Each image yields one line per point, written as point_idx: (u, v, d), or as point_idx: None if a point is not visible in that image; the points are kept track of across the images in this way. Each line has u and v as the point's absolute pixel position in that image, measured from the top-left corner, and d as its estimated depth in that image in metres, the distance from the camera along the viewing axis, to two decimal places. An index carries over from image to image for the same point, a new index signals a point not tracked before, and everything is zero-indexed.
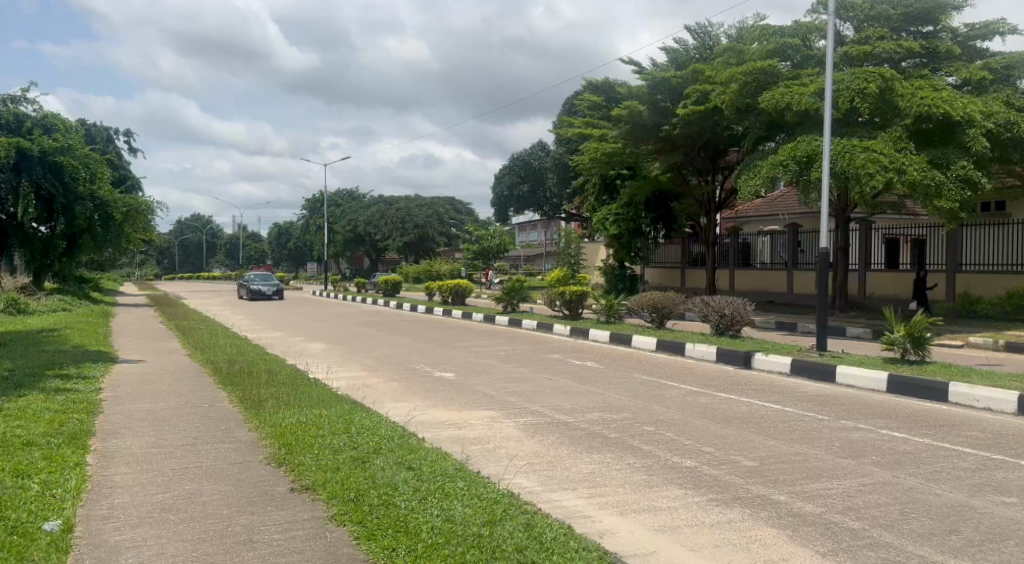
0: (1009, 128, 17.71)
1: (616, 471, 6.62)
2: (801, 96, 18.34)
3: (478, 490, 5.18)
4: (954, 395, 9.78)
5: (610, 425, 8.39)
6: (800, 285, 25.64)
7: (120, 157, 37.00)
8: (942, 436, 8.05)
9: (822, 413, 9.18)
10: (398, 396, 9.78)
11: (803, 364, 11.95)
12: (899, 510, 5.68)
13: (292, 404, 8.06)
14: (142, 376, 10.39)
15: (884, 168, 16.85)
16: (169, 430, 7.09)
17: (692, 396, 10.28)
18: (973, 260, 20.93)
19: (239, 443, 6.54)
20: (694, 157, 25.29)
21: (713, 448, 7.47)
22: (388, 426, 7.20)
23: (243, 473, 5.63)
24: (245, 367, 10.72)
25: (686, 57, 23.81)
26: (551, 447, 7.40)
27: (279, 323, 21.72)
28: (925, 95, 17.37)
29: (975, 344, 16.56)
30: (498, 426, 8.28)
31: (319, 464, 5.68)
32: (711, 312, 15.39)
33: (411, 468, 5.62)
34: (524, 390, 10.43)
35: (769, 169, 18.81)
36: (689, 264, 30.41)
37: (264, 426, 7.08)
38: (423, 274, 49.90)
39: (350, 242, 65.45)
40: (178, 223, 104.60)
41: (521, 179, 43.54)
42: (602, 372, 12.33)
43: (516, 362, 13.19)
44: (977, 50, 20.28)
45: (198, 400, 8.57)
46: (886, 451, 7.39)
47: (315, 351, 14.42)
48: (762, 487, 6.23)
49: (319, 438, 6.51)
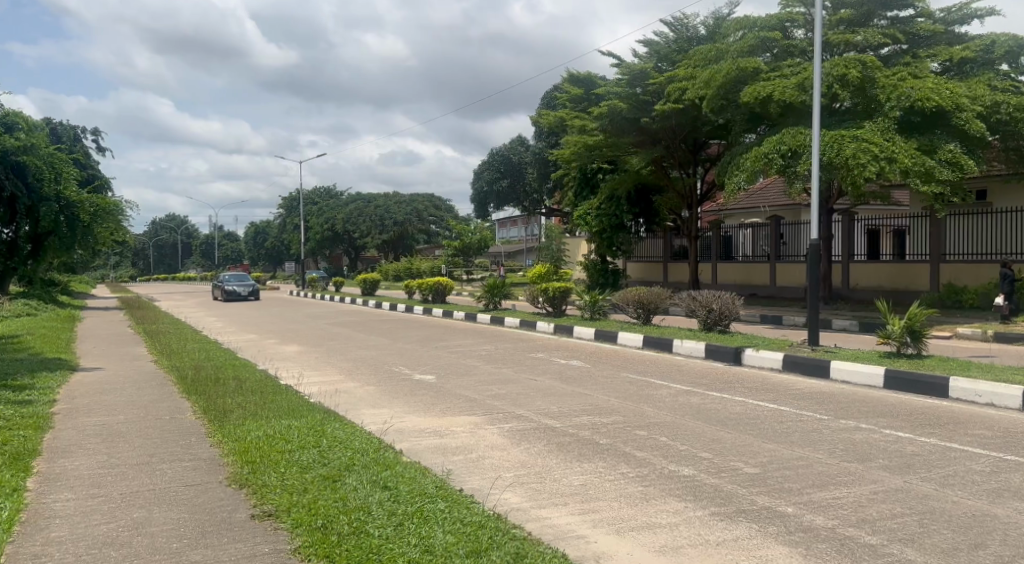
0: (996, 109, 17.54)
1: (610, 482, 6.14)
2: (784, 89, 17.96)
3: (461, 513, 4.68)
4: (956, 390, 9.40)
5: (600, 430, 7.93)
6: (783, 277, 25.35)
7: (87, 156, 36.09)
8: (949, 435, 7.64)
9: (819, 412, 8.77)
10: (376, 401, 9.25)
11: (796, 360, 11.53)
12: (918, 522, 5.26)
13: (260, 414, 7.51)
14: (101, 386, 9.78)
15: (875, 157, 16.52)
16: (123, 447, 6.52)
17: (683, 396, 9.82)
18: (957, 249, 20.67)
19: (198, 461, 6.01)
20: (675, 150, 24.78)
21: (710, 454, 7.01)
22: (363, 438, 6.67)
23: (200, 498, 5.09)
24: (212, 374, 10.14)
25: (667, 50, 23.11)
26: (539, 456, 6.92)
27: (253, 324, 21.07)
28: (912, 83, 17.25)
29: (964, 335, 16.28)
30: (482, 433, 7.77)
31: (284, 486, 5.15)
32: (698, 307, 14.97)
33: (387, 488, 5.10)
34: (507, 393, 9.93)
35: (754, 162, 18.38)
36: (671, 257, 30.06)
37: (227, 440, 6.53)
38: (402, 272, 49.31)
39: (327, 239, 64.72)
40: (152, 222, 103.10)
41: (500, 174, 42.80)
42: (588, 371, 11.83)
43: (499, 362, 12.69)
44: (956, 35, 20.03)
45: (158, 412, 8.00)
46: (893, 454, 6.97)
47: (289, 354, 13.83)
48: (767, 497, 5.78)
49: (287, 453, 5.98)
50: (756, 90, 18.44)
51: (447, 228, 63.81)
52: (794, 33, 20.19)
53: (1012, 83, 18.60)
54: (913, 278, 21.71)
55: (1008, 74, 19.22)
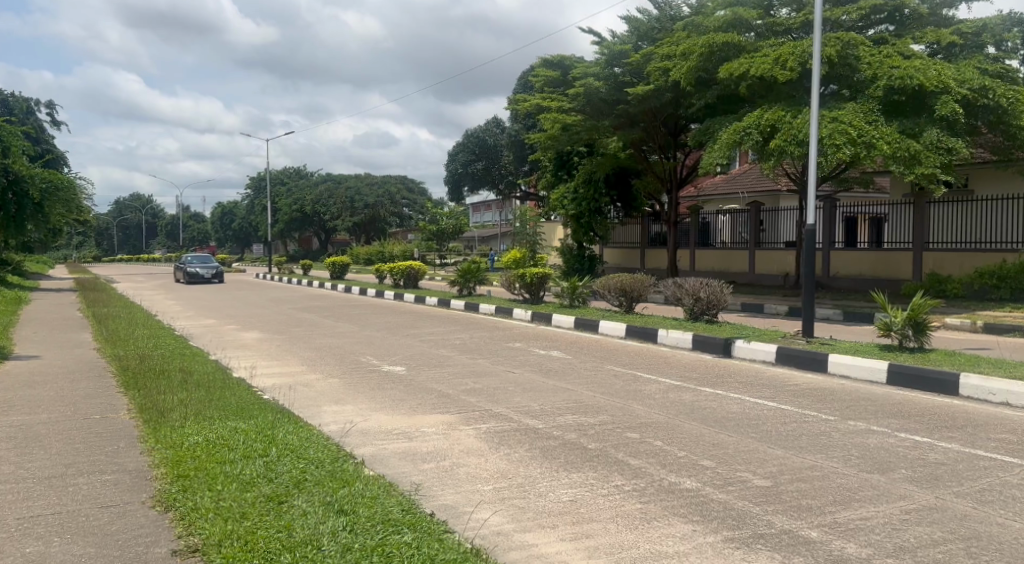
0: (984, 93, 16.80)
1: (602, 498, 5.33)
2: (761, 66, 17.18)
3: (431, 549, 3.84)
4: (966, 388, 8.73)
5: (588, 432, 7.12)
6: (763, 264, 24.73)
7: (41, 131, 34.70)
8: (972, 440, 6.90)
9: (825, 412, 8.05)
10: (338, 397, 8.35)
11: (789, 352, 10.84)
12: (966, 551, 4.51)
13: (203, 415, 6.59)
14: (32, 378, 8.83)
15: (852, 141, 15.89)
16: (37, 455, 5.61)
17: (673, 392, 9.02)
18: (940, 238, 20.11)
19: (122, 475, 5.11)
20: (654, 133, 24.00)
21: (714, 462, 6.22)
22: (320, 445, 5.78)
23: (113, 526, 4.22)
24: (155, 365, 9.16)
25: (647, 27, 22.20)
26: (521, 464, 6.09)
27: (214, 308, 19.92)
28: (895, 64, 16.53)
29: (953, 326, 15.73)
30: (455, 435, 6.92)
31: (218, 509, 4.28)
32: (683, 295, 14.23)
33: (343, 514, 4.24)
34: (483, 388, 9.09)
35: (730, 138, 17.63)
36: (649, 243, 29.36)
37: (162, 448, 5.64)
38: (374, 256, 48.13)
39: (296, 221, 62.96)
40: (115, 202, 100.55)
41: (475, 156, 42.06)
42: (570, 363, 11.01)
43: (474, 352, 11.82)
44: (944, 18, 19.33)
45: (88, 411, 7.07)
46: (917, 463, 6.21)
47: (248, 342, 12.90)
48: (783, 518, 5.01)
49: (228, 464, 5.11)
50: (732, 67, 17.72)
51: (420, 212, 62.69)
52: (778, 11, 19.45)
53: (1002, 68, 17.94)
54: (894, 266, 21.17)
55: (996, 58, 18.57)
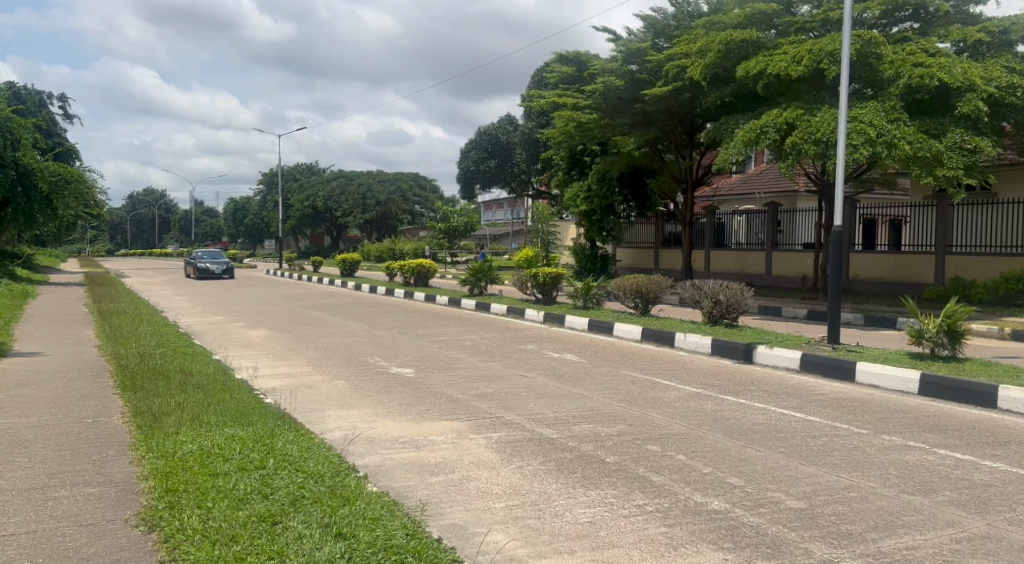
0: (1012, 92, 16.15)
1: (624, 519, 4.93)
2: (781, 63, 16.66)
3: None
4: (1006, 401, 8.27)
5: (605, 443, 6.72)
6: (780, 266, 24.20)
7: (53, 124, 34.52)
8: (1017, 459, 6.45)
9: (855, 424, 7.62)
10: (343, 401, 7.99)
11: (815, 359, 10.38)
12: None
13: (199, 420, 6.22)
14: (27, 377, 8.50)
15: (871, 141, 15.39)
16: (20, 462, 5.26)
17: (694, 400, 8.60)
18: (964, 242, 19.53)
19: (107, 488, 4.75)
20: (670, 132, 23.50)
21: (742, 480, 5.80)
22: (321, 457, 5.40)
23: (90, 549, 3.86)
24: (154, 365, 8.79)
25: (663, 25, 21.64)
26: (534, 479, 5.69)
27: (222, 305, 19.65)
28: (920, 62, 15.92)
29: (980, 332, 15.23)
30: (464, 445, 6.53)
31: (206, 530, 3.91)
32: (703, 297, 13.79)
33: (342, 539, 3.85)
34: (495, 393, 8.70)
35: (748, 136, 17.14)
36: (663, 244, 28.87)
37: (153, 456, 5.27)
38: (385, 253, 47.84)
39: (308, 218, 62.78)
40: (129, 198, 100.94)
41: (487, 154, 41.71)
42: (584, 368, 10.58)
43: (485, 355, 11.42)
44: (972, 16, 18.72)
45: (80, 414, 6.71)
46: (961, 484, 5.77)
47: (254, 341, 12.56)
48: (822, 546, 4.59)
49: (221, 477, 4.73)
50: (752, 65, 17.21)
51: (432, 210, 62.38)
52: (799, 9, 18.87)
53: None
54: (916, 269, 20.60)
55: None
